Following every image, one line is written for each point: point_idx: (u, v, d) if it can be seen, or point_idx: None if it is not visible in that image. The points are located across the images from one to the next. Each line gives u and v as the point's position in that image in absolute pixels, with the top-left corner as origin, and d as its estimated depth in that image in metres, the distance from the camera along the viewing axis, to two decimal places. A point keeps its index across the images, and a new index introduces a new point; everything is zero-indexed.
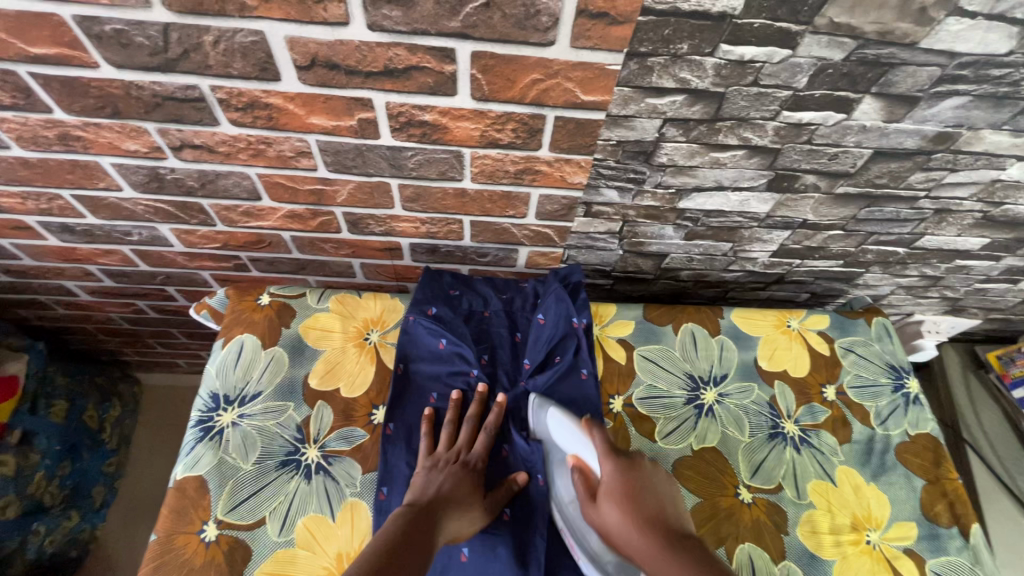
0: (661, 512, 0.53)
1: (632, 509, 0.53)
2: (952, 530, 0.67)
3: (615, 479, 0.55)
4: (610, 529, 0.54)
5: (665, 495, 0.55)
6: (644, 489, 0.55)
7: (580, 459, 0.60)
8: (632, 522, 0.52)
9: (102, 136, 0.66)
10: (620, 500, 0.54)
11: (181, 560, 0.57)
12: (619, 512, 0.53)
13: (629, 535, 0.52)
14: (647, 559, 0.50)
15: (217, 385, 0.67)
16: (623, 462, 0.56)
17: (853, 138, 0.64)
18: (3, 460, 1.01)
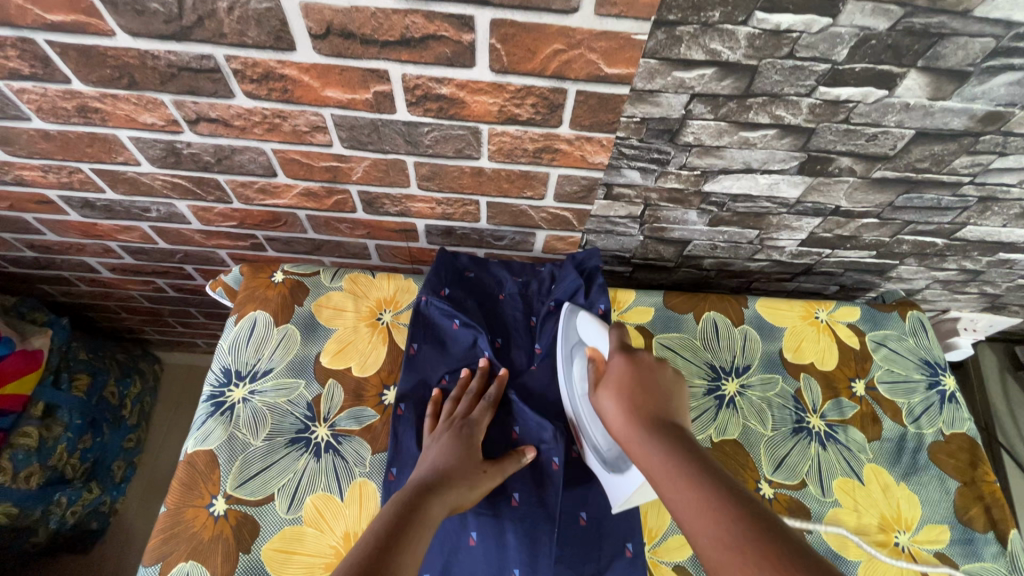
0: (656, 400, 0.55)
1: (625, 397, 0.56)
2: (988, 536, 0.63)
3: (618, 369, 0.58)
4: (608, 414, 0.57)
5: (664, 388, 0.57)
6: (642, 378, 0.57)
7: (597, 353, 0.64)
8: (625, 410, 0.55)
9: (119, 108, 0.65)
10: (615, 391, 0.57)
11: (189, 533, 0.57)
12: (614, 397, 0.56)
13: (620, 420, 0.55)
14: (628, 439, 0.53)
15: (229, 361, 0.67)
16: (629, 356, 0.59)
17: (895, 117, 0.60)
18: (25, 432, 1.04)
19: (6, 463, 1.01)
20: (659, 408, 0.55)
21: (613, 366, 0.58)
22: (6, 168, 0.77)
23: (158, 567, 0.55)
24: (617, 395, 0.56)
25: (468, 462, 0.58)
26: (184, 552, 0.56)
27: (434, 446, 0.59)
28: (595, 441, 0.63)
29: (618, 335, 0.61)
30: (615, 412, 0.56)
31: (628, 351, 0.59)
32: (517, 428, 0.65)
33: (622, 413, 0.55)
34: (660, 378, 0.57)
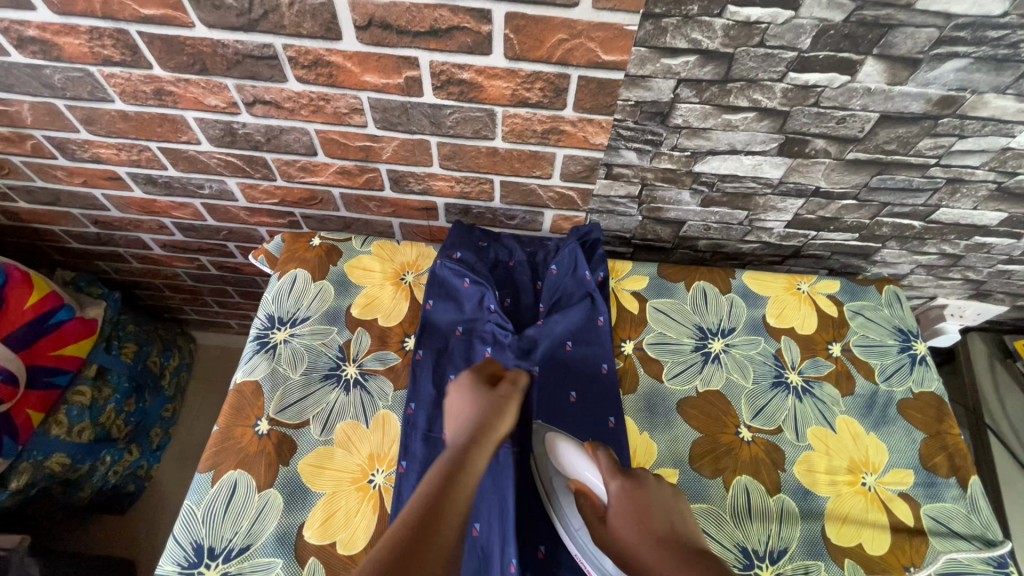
0: (672, 528, 0.57)
1: (643, 527, 0.58)
2: (950, 480, 0.69)
3: (622, 498, 0.60)
4: (627, 547, 0.58)
5: (674, 513, 0.60)
6: (650, 508, 0.59)
7: (584, 485, 0.64)
8: (647, 543, 0.56)
9: (189, 91, 0.77)
10: (630, 519, 0.59)
11: (237, 447, 0.66)
12: (632, 528, 0.58)
13: (647, 553, 0.56)
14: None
15: (273, 309, 0.77)
16: (630, 480, 0.62)
17: (859, 101, 0.69)
18: (80, 390, 1.16)
19: (63, 418, 1.12)
20: (677, 534, 0.57)
21: (615, 494, 0.61)
22: (86, 146, 0.90)
23: (209, 474, 0.64)
24: (631, 522, 0.58)
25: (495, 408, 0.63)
26: (233, 462, 0.65)
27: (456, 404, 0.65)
28: (609, 572, 0.58)
29: (606, 464, 0.63)
30: (635, 540, 0.57)
31: (628, 476, 0.62)
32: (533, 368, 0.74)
33: (645, 539, 0.57)
34: (666, 503, 0.60)
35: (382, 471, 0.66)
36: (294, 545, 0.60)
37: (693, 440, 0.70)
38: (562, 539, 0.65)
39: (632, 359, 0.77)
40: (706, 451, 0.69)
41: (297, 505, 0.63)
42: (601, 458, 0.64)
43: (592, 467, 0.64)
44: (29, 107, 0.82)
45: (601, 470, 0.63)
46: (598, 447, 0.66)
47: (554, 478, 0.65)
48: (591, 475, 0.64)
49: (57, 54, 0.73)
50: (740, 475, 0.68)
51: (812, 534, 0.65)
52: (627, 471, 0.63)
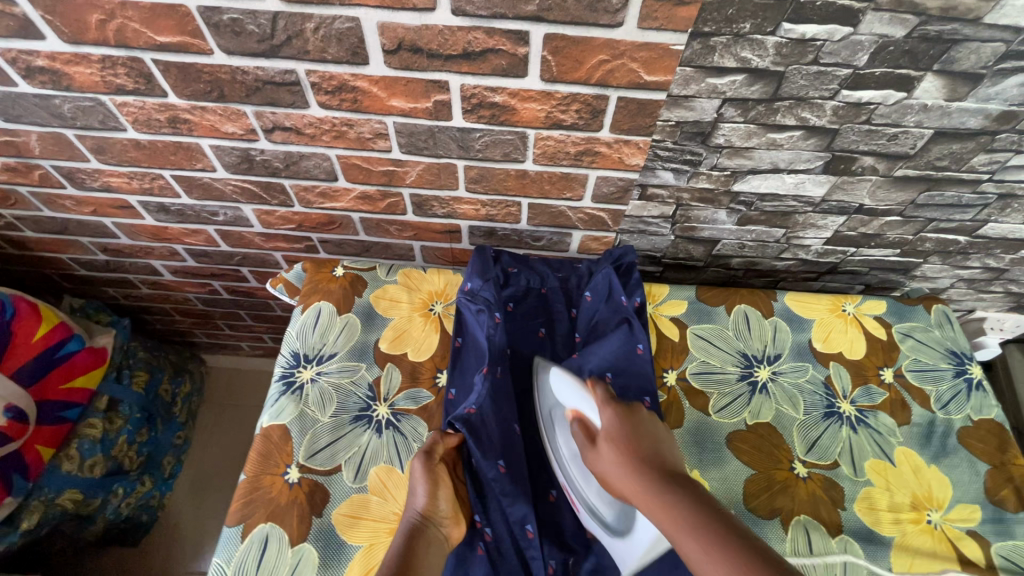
0: (657, 454, 0.56)
1: (627, 452, 0.56)
2: (1020, 515, 0.65)
3: (611, 424, 0.59)
4: (605, 471, 0.58)
5: (660, 441, 0.58)
6: (639, 434, 0.58)
7: (580, 413, 0.64)
8: (626, 465, 0.55)
9: (206, 119, 0.73)
10: (613, 443, 0.57)
11: (267, 497, 0.62)
12: (616, 451, 0.57)
13: (623, 475, 0.55)
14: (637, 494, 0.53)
15: (298, 345, 0.73)
16: (620, 408, 0.59)
17: (914, 117, 0.65)
18: (91, 423, 1.11)
19: (74, 452, 1.08)
20: (659, 457, 0.56)
21: (607, 421, 0.59)
22: (96, 175, 0.86)
23: (238, 528, 0.60)
24: (613, 444, 0.57)
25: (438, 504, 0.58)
26: (263, 514, 0.61)
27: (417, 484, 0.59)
28: (591, 504, 0.64)
29: (600, 392, 0.61)
30: (612, 458, 0.57)
31: (619, 405, 0.60)
32: (575, 404, 0.70)
33: (623, 459, 0.56)
34: (654, 434, 0.59)
35: None
36: None
37: (746, 478, 0.67)
38: None
39: (675, 390, 0.73)
40: (761, 489, 0.66)
41: (334, 560, 0.59)
42: (598, 387, 0.62)
43: (585, 398, 0.63)
44: (37, 137, 0.79)
45: (595, 400, 0.62)
46: (597, 382, 0.63)
47: (554, 407, 0.69)
48: (585, 404, 0.63)
49: (68, 84, 0.69)
50: (799, 515, 0.64)
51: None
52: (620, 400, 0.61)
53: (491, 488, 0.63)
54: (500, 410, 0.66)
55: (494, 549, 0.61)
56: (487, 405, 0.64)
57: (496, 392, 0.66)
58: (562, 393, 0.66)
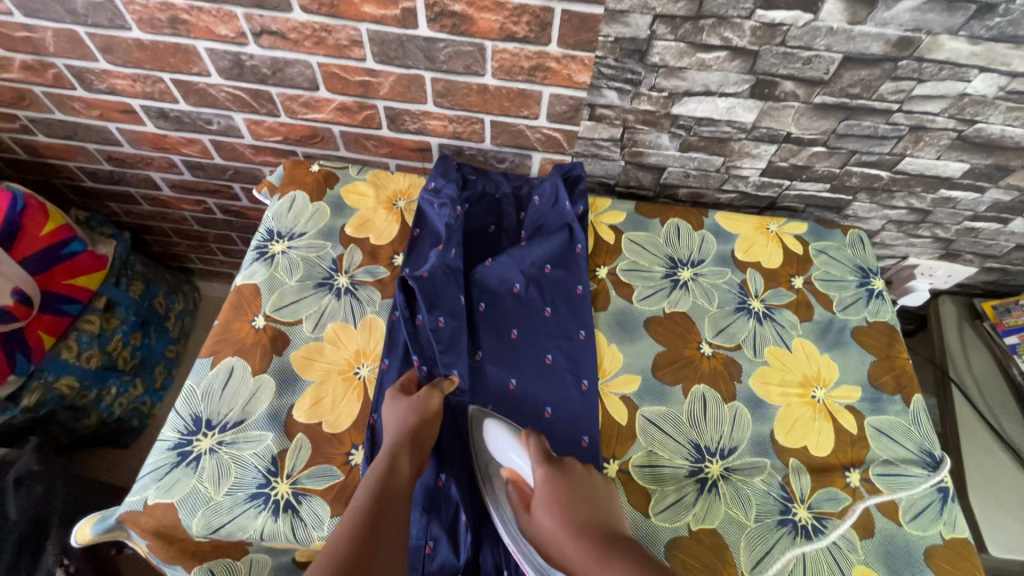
0: (594, 517, 0.57)
1: (566, 520, 0.57)
2: (895, 397, 0.74)
3: (546, 488, 0.59)
4: (547, 537, 0.58)
5: (600, 501, 0.59)
6: (575, 494, 0.59)
7: (516, 474, 0.63)
8: (565, 534, 0.57)
9: (201, 20, 0.83)
10: (556, 510, 0.58)
11: (236, 337, 0.72)
12: (554, 520, 0.58)
13: (568, 542, 0.56)
14: (580, 564, 0.55)
15: (273, 224, 0.82)
16: (557, 471, 0.60)
17: (823, 41, 0.74)
18: (90, 318, 1.22)
19: (73, 343, 1.19)
20: (597, 519, 0.58)
21: (541, 488, 0.59)
22: (104, 77, 0.96)
23: (209, 359, 0.70)
24: (557, 515, 0.58)
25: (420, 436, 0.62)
26: (231, 349, 0.71)
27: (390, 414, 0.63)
28: None
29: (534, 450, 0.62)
30: (558, 530, 0.57)
31: (558, 468, 0.60)
32: (517, 284, 0.79)
33: (569, 534, 0.57)
34: (593, 490, 0.60)
35: (367, 365, 0.72)
36: (284, 423, 0.66)
37: (656, 353, 0.76)
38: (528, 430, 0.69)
39: (605, 282, 0.82)
40: (668, 362, 0.75)
41: (288, 389, 0.69)
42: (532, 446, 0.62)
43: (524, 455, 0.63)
44: (52, 34, 0.88)
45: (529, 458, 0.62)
46: (530, 435, 0.64)
47: (489, 465, 0.66)
48: (519, 463, 0.63)
49: None
50: (698, 384, 0.73)
51: (761, 436, 0.70)
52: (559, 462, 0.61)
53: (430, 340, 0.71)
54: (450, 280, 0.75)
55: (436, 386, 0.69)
56: (437, 272, 0.74)
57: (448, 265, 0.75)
58: (496, 449, 0.65)
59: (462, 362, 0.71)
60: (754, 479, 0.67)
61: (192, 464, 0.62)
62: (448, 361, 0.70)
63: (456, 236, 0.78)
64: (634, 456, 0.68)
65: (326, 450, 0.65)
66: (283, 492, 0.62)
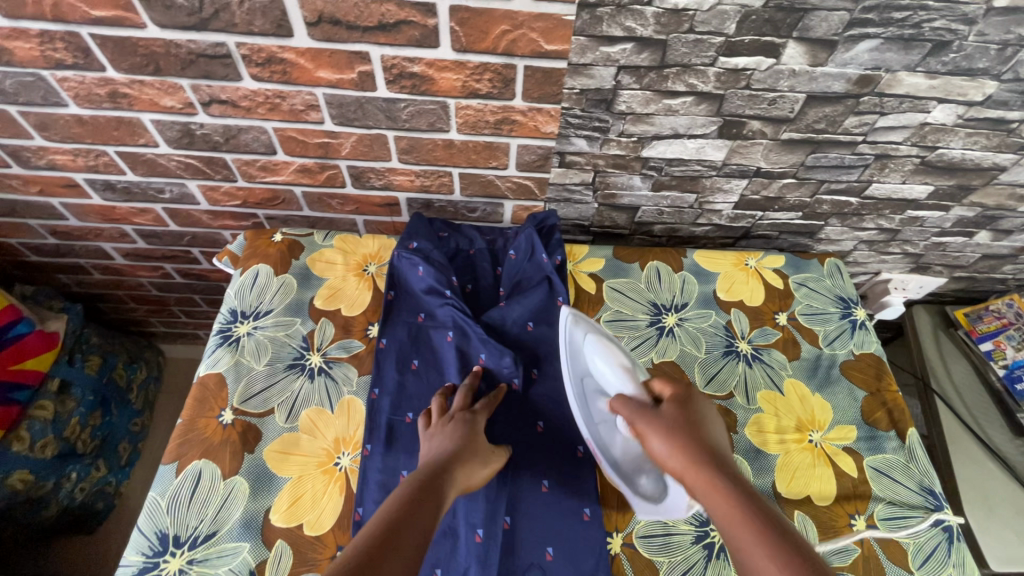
0: (709, 443, 0.58)
1: (682, 434, 0.59)
2: (890, 433, 0.73)
3: (672, 413, 0.62)
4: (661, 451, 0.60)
5: (715, 436, 0.60)
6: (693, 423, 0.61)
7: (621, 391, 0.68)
8: (681, 443, 0.58)
9: (144, 93, 0.78)
10: (672, 427, 0.60)
11: (201, 437, 0.66)
12: (671, 435, 0.59)
13: (679, 451, 0.58)
14: (691, 477, 0.56)
15: (236, 303, 0.77)
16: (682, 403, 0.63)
17: (786, 82, 0.74)
18: (42, 404, 1.13)
19: (25, 433, 1.10)
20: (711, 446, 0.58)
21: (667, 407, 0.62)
22: (41, 153, 0.89)
23: (173, 465, 0.64)
24: (672, 436, 0.59)
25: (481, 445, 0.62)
26: (197, 452, 0.65)
27: (437, 433, 0.63)
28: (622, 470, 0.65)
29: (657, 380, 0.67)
30: (669, 448, 0.59)
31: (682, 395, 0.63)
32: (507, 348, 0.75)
33: (680, 450, 0.58)
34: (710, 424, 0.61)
35: (348, 453, 0.67)
36: (260, 530, 0.61)
37: None
38: (527, 509, 0.64)
39: None
40: None
41: (263, 491, 0.63)
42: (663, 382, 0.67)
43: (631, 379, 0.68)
44: None
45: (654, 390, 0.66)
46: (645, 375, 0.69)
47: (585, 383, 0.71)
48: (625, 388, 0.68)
49: (8, 59, 0.73)
50: None
51: (763, 490, 0.68)
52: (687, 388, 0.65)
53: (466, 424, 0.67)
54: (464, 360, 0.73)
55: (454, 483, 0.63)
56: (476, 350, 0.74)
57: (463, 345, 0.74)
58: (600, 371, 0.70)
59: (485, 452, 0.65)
60: None
61: None
62: None
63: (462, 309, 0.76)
64: (637, 526, 0.65)
65: (310, 558, 0.60)
66: None
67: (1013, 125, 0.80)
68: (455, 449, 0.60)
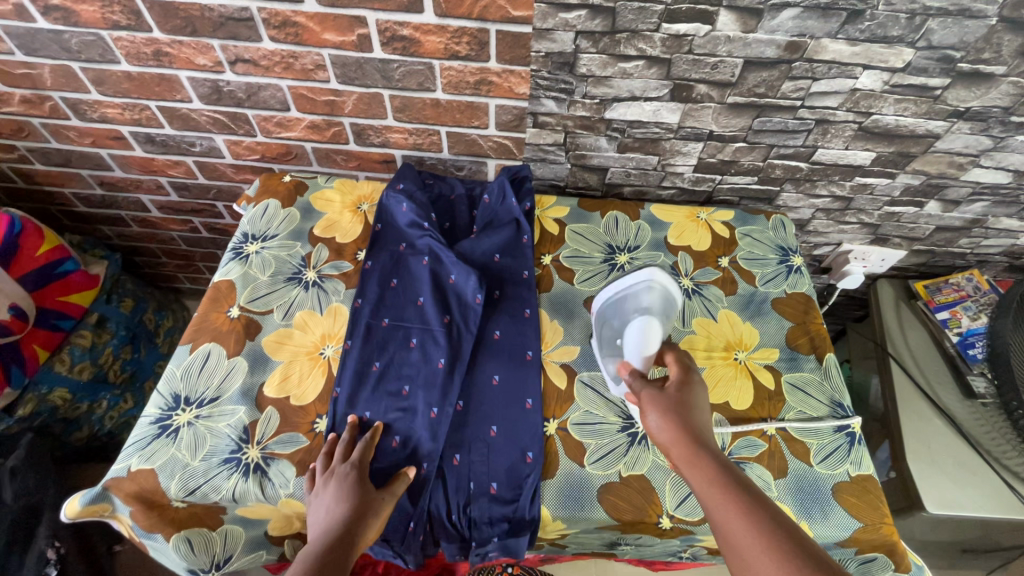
0: (699, 429, 0.63)
1: (676, 417, 0.64)
2: (810, 356, 0.82)
3: (671, 396, 0.67)
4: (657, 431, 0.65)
5: (703, 423, 0.65)
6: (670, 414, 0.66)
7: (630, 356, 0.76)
8: (675, 427, 0.63)
9: (182, 52, 0.93)
10: (667, 411, 0.65)
11: (213, 326, 0.80)
12: (668, 416, 0.64)
13: (673, 431, 0.63)
14: (683, 458, 0.61)
15: (248, 228, 0.91)
16: (681, 387, 0.68)
17: (724, 48, 0.85)
18: (82, 333, 1.29)
19: (66, 356, 1.26)
20: (700, 428, 0.64)
21: (670, 390, 0.67)
22: (96, 106, 1.06)
23: (188, 346, 0.78)
24: (668, 416, 0.64)
25: (365, 501, 0.64)
26: (208, 337, 0.79)
27: (324, 491, 0.64)
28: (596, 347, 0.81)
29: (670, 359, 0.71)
30: (667, 426, 0.63)
31: (684, 374, 0.69)
32: (480, 270, 0.87)
33: (677, 429, 0.63)
34: (700, 408, 0.66)
35: (332, 346, 0.79)
36: (255, 398, 0.74)
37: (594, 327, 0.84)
38: (478, 397, 0.75)
39: (549, 268, 0.91)
40: None
41: (259, 369, 0.76)
42: (669, 352, 0.72)
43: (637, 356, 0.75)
44: (49, 69, 0.98)
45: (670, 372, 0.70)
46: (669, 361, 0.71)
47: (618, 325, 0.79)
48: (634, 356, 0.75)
49: (76, 20, 0.89)
50: None
51: None
52: (682, 356, 0.71)
53: (433, 331, 0.80)
54: (437, 280, 0.85)
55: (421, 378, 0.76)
56: (446, 272, 0.86)
57: (437, 268, 0.86)
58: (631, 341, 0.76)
59: (445, 351, 0.78)
60: None
61: (171, 435, 0.70)
62: (434, 351, 0.78)
63: (437, 237, 0.87)
64: (572, 415, 0.75)
65: (294, 420, 0.72)
66: (253, 456, 0.69)
67: (937, 92, 0.88)
68: (340, 513, 0.62)
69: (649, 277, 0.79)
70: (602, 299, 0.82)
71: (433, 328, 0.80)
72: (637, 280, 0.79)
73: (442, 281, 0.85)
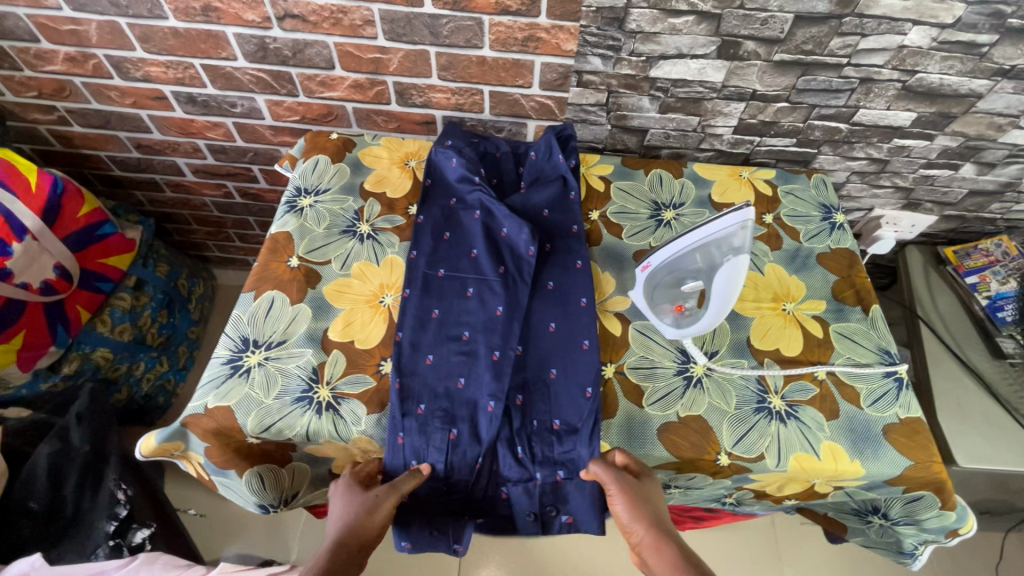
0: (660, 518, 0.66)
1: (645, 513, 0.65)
2: (856, 307, 0.84)
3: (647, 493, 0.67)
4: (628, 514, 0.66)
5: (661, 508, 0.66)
6: (651, 502, 0.66)
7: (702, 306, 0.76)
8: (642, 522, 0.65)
9: (232, 7, 0.93)
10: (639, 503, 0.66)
11: (274, 275, 0.81)
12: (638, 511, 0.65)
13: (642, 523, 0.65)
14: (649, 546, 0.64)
15: (301, 183, 0.92)
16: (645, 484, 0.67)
17: (776, 2, 0.85)
18: (121, 296, 1.31)
19: (107, 318, 1.28)
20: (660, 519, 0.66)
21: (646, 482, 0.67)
22: (139, 65, 1.06)
23: (252, 293, 0.79)
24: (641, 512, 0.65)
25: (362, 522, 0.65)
26: (270, 285, 0.80)
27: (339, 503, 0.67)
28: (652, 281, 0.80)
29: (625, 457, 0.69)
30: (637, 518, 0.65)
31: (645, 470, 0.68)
32: (530, 225, 0.88)
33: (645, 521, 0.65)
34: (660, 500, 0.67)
35: (391, 295, 0.81)
36: (320, 341, 0.76)
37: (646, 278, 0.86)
38: (537, 343, 0.77)
39: (597, 223, 0.93)
40: None
41: (322, 316, 0.78)
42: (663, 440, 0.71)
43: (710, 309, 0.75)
44: (96, 26, 0.99)
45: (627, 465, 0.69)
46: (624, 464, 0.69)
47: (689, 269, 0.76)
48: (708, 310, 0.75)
49: None
50: None
51: (738, 341, 0.80)
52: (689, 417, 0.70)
53: (488, 281, 0.81)
54: (488, 232, 0.86)
55: (480, 325, 0.78)
56: (497, 226, 0.87)
57: (489, 222, 0.87)
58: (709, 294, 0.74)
59: (502, 300, 0.80)
60: (735, 376, 0.77)
61: (244, 375, 0.72)
62: (491, 299, 0.80)
63: (488, 191, 0.89)
64: (628, 359, 0.78)
65: (360, 363, 0.74)
66: (324, 396, 0.72)
67: (984, 49, 0.89)
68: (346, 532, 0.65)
69: (740, 219, 0.69)
70: (677, 245, 0.75)
71: (488, 277, 0.81)
72: (727, 222, 0.70)
73: (494, 234, 0.86)
